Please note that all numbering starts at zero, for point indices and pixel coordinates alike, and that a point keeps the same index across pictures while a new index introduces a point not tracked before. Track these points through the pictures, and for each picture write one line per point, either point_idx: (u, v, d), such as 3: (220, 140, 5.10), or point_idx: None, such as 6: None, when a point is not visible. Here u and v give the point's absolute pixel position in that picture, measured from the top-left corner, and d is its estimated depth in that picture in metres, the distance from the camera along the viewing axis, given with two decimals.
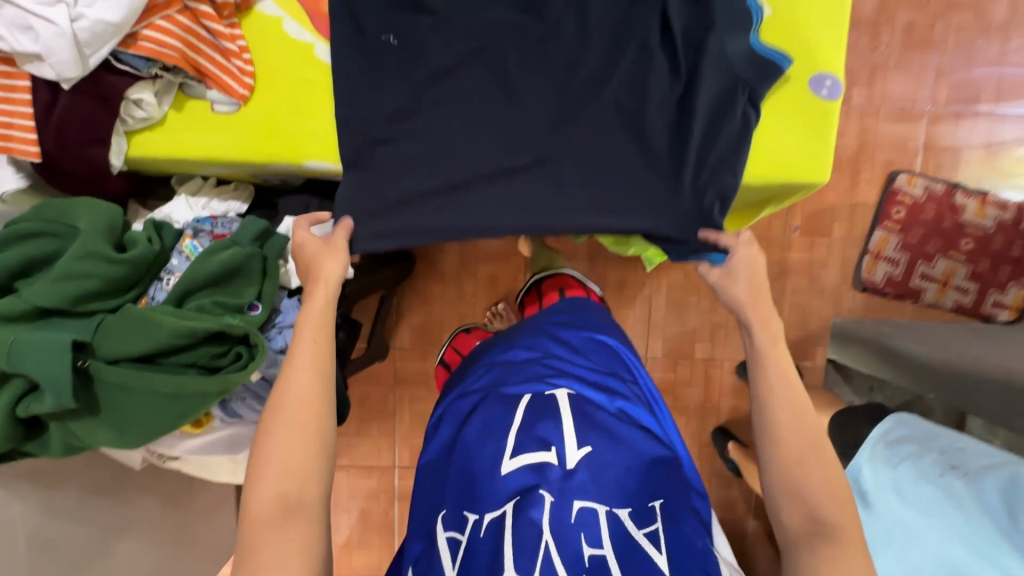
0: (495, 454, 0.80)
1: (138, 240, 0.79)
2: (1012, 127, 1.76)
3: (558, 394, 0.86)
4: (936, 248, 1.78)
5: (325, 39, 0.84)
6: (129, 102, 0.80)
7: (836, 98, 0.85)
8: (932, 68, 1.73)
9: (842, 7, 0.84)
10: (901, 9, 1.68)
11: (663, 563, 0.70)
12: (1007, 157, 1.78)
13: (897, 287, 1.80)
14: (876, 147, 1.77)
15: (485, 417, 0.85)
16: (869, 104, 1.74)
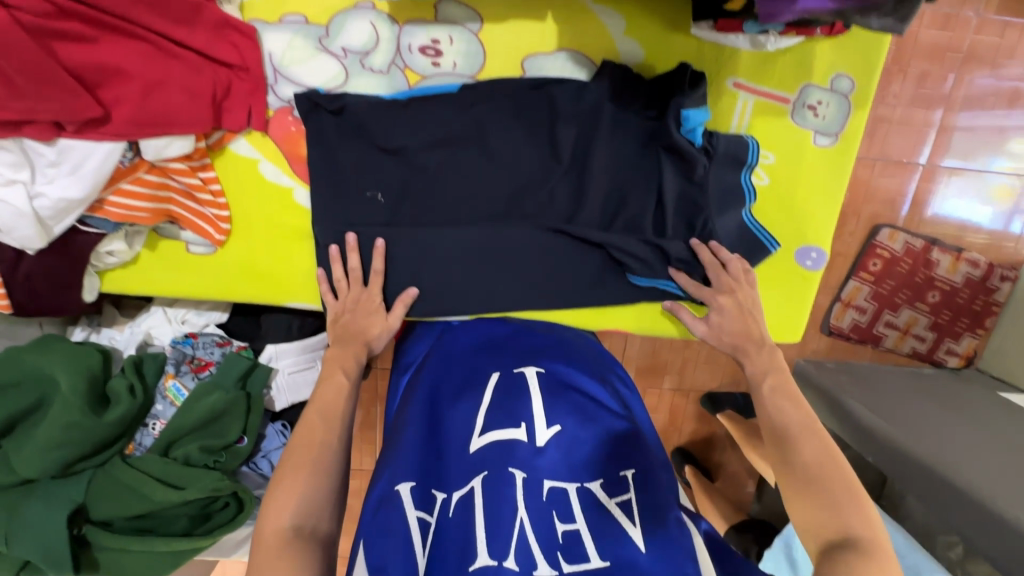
0: (462, 426, 0.68)
1: (121, 395, 0.80)
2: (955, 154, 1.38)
3: (525, 371, 0.72)
4: (906, 300, 1.45)
5: (304, 183, 0.80)
6: (99, 252, 0.78)
7: (818, 270, 0.87)
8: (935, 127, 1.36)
9: (839, 183, 0.83)
10: (916, 58, 1.32)
11: (637, 535, 0.59)
12: (961, 143, 1.37)
13: (862, 335, 1.49)
14: (866, 200, 1.44)
15: (453, 401, 0.71)
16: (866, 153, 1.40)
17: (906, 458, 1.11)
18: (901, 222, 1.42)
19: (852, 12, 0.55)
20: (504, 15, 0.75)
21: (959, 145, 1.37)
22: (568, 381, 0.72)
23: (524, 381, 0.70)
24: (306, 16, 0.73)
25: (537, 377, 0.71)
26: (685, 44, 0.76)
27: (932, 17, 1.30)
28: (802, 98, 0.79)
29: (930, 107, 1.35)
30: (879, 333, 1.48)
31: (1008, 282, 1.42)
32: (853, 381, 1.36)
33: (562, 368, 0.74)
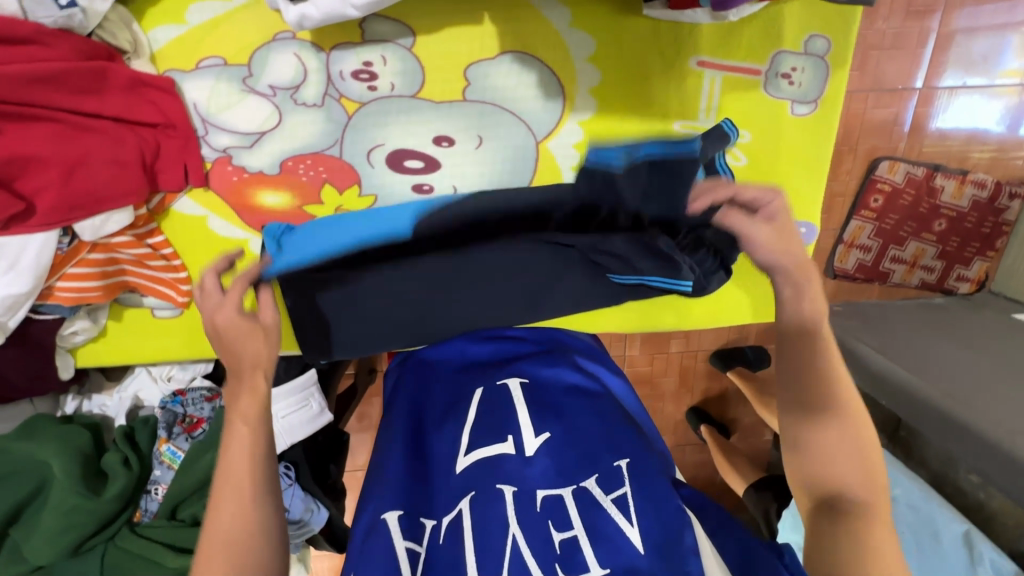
0: (448, 449, 0.65)
1: (116, 470, 0.80)
2: (956, 69, 1.25)
3: (509, 383, 0.70)
4: (911, 233, 1.36)
5: (256, 231, 0.76)
6: (63, 334, 0.76)
7: (809, 243, 0.82)
8: (931, 45, 1.23)
9: (824, 152, 0.77)
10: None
11: (635, 535, 0.55)
12: (961, 59, 1.24)
13: (868, 274, 1.41)
14: (860, 134, 1.31)
15: (441, 421, 0.69)
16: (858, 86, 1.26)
17: (921, 408, 1.08)
18: (901, 152, 1.31)
19: None
20: (436, 25, 0.68)
21: (956, 60, 1.24)
22: (554, 385, 0.70)
23: (510, 395, 0.68)
24: (225, 58, 0.67)
25: (522, 388, 0.69)
26: (637, 27, 0.70)
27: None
28: (773, 67, 0.72)
29: (924, 22, 1.21)
30: (887, 269, 1.40)
31: (1019, 199, 1.33)
32: (861, 327, 1.31)
33: (546, 373, 0.72)
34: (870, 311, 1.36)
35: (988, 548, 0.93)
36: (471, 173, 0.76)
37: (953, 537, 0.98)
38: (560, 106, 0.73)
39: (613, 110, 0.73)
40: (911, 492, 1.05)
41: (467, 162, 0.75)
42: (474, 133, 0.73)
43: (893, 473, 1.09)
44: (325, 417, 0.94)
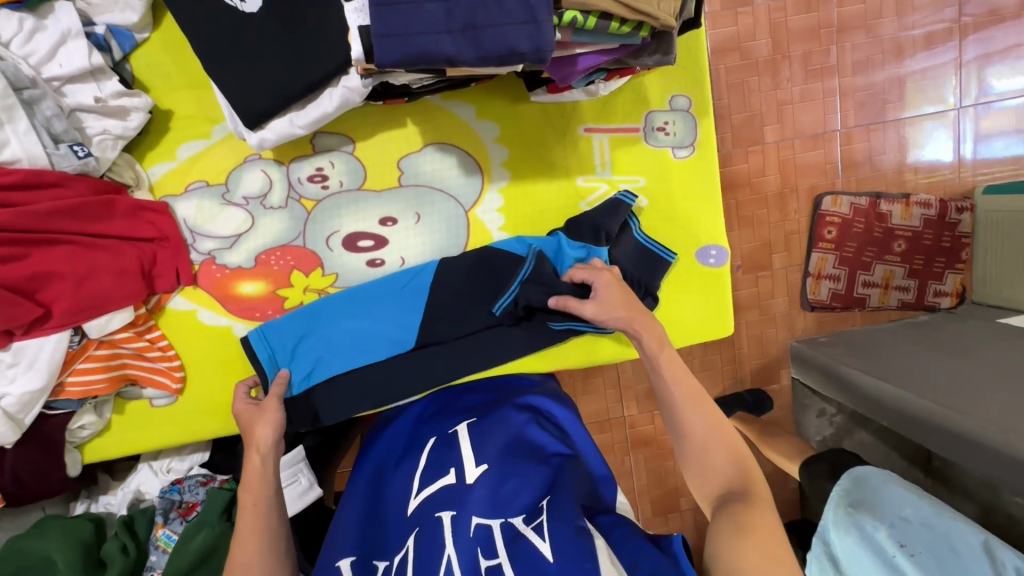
0: (401, 493, 0.72)
1: (114, 555, 0.86)
2: (868, 110, 1.37)
3: (458, 428, 0.77)
4: (875, 257, 1.41)
5: (239, 318, 0.89)
6: (72, 429, 0.86)
7: (724, 264, 0.92)
8: (837, 94, 1.36)
9: (712, 185, 0.90)
10: (794, 41, 1.33)
11: (546, 548, 0.58)
12: (870, 101, 1.37)
13: (845, 302, 1.43)
14: (798, 176, 1.39)
15: (400, 470, 0.76)
16: (782, 136, 1.37)
17: (912, 418, 1.06)
18: (840, 187, 1.40)
19: (626, 58, 0.66)
20: (370, 132, 0.86)
21: (863, 105, 1.37)
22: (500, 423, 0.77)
23: (456, 436, 0.75)
24: (207, 181, 0.85)
25: (468, 429, 0.76)
26: (530, 110, 0.87)
27: (794, 4, 1.32)
28: (649, 123, 0.88)
29: (826, 80, 1.35)
30: (861, 294, 1.43)
31: (969, 213, 1.39)
32: (852, 353, 1.28)
33: (493, 415, 0.78)
34: (851, 335, 1.36)
35: (1010, 556, 0.78)
36: (415, 244, 0.89)
37: (976, 553, 0.80)
38: (480, 180, 0.88)
39: (525, 177, 0.88)
40: (924, 510, 0.88)
41: (410, 235, 0.89)
42: (412, 211, 0.88)
43: (897, 492, 0.92)
44: (314, 492, 0.96)
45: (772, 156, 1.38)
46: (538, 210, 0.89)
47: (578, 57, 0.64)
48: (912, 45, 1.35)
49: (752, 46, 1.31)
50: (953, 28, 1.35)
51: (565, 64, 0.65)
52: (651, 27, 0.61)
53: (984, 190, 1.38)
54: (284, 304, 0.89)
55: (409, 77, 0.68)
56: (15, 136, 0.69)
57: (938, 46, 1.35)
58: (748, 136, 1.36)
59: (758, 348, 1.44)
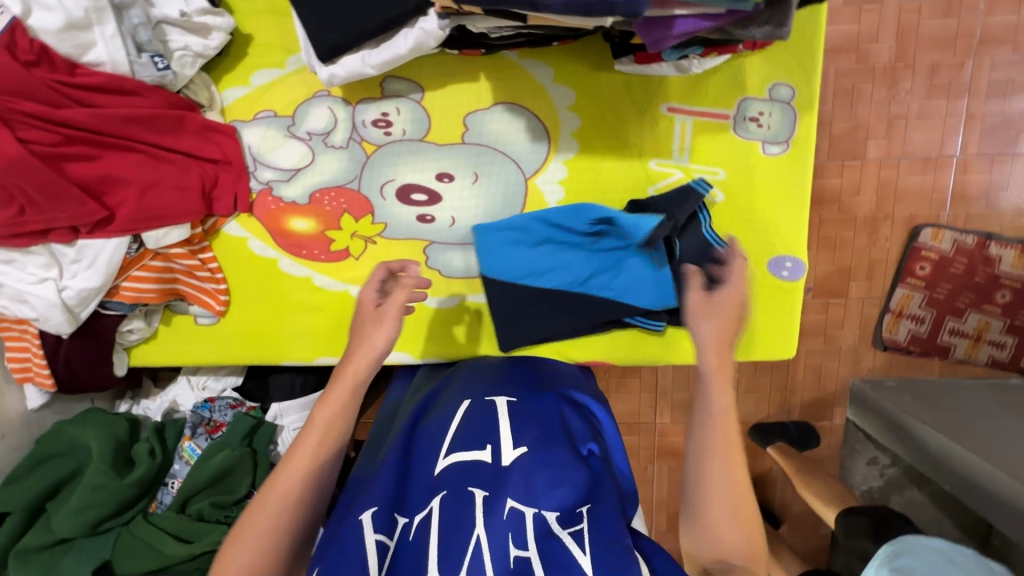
0: (427, 451, 0.62)
1: (141, 457, 0.90)
2: (997, 140, 1.20)
3: (497, 400, 0.69)
4: (971, 304, 1.23)
5: (286, 253, 0.89)
6: (122, 331, 0.90)
7: (799, 278, 0.83)
8: (962, 115, 1.19)
9: (802, 190, 0.81)
10: (922, 47, 1.17)
11: (586, 563, 0.51)
12: (1000, 129, 1.19)
13: (924, 348, 1.27)
14: (896, 202, 1.24)
15: (426, 429, 0.66)
16: (887, 154, 1.22)
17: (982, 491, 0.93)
18: (945, 220, 1.23)
19: (732, 28, 0.58)
20: (441, 82, 0.83)
21: (992, 132, 1.19)
22: (539, 406, 0.68)
23: (495, 407, 0.67)
24: (275, 111, 0.85)
25: (508, 406, 0.67)
26: (612, 79, 0.80)
27: (932, 4, 1.15)
28: (741, 111, 0.80)
29: (951, 98, 1.18)
30: (946, 342, 1.26)
31: None
32: (921, 403, 1.16)
33: (532, 398, 0.69)
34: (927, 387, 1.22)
35: None
36: (469, 205, 0.86)
37: None
38: (546, 148, 0.83)
39: (594, 151, 0.82)
40: None
41: (466, 195, 0.85)
42: (471, 170, 0.85)
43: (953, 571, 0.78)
44: None
45: (872, 176, 1.23)
46: (601, 190, 0.83)
47: (676, 21, 0.57)
48: None
49: (871, 48, 1.17)
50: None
51: (659, 26, 0.57)
52: None
53: None
54: (330, 245, 0.89)
55: (488, 23, 0.64)
56: (101, 38, 0.70)
57: None
58: (846, 148, 1.21)
59: (813, 380, 1.31)
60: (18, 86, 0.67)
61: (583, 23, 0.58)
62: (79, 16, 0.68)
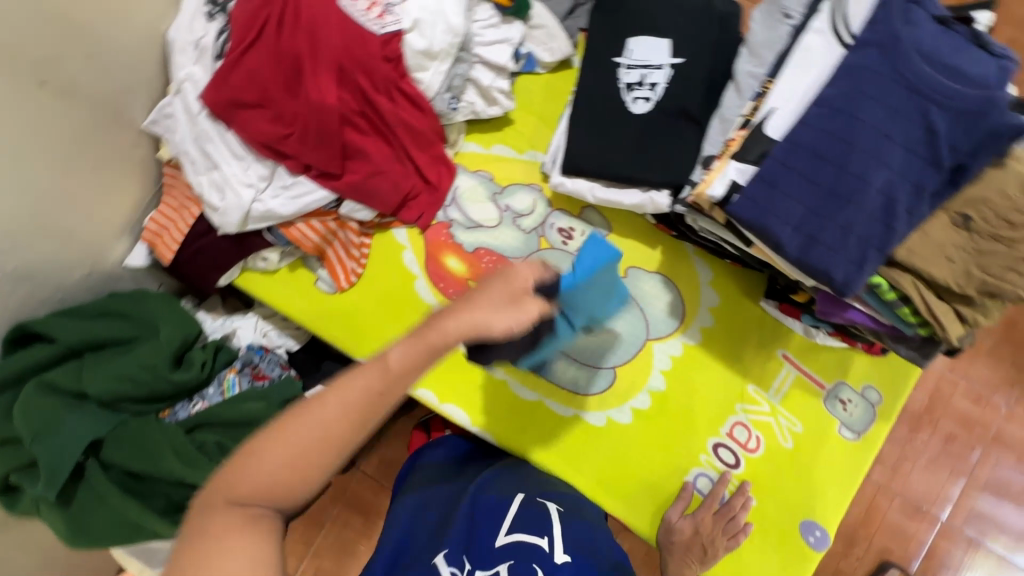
0: (490, 523, 0.75)
1: (194, 362, 0.91)
2: (978, 528, 1.31)
3: (548, 504, 0.81)
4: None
5: (426, 276, 0.99)
6: (257, 255, 0.96)
7: (821, 550, 0.89)
8: (957, 490, 1.32)
9: (854, 478, 0.91)
10: (946, 416, 1.35)
11: None
12: (986, 521, 1.31)
13: None
14: (879, 530, 1.33)
15: (485, 504, 0.78)
16: (887, 483, 1.34)
17: None
18: (912, 570, 1.31)
19: (887, 336, 0.74)
20: (625, 235, 0.99)
21: (974, 519, 1.31)
22: (578, 524, 0.80)
23: (548, 511, 0.80)
24: (492, 176, 1.01)
25: (558, 514, 0.80)
26: (751, 309, 0.96)
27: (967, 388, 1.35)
28: (835, 390, 0.94)
29: (955, 470, 1.33)
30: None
31: None
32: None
33: (575, 519, 0.81)
34: None
35: None
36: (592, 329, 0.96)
37: None
38: (674, 326, 0.96)
39: (710, 350, 0.95)
40: None
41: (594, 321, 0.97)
42: None
43: None
44: None
45: (869, 495, 1.34)
46: (701, 386, 0.94)
47: (850, 307, 0.73)
48: None
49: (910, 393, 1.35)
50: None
51: (834, 303, 0.73)
52: (926, 330, 0.69)
53: None
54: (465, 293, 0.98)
55: (707, 225, 0.80)
56: (433, 69, 0.89)
57: None
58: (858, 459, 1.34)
59: None
60: (365, 64, 0.84)
61: (790, 272, 0.73)
62: (435, 50, 0.87)
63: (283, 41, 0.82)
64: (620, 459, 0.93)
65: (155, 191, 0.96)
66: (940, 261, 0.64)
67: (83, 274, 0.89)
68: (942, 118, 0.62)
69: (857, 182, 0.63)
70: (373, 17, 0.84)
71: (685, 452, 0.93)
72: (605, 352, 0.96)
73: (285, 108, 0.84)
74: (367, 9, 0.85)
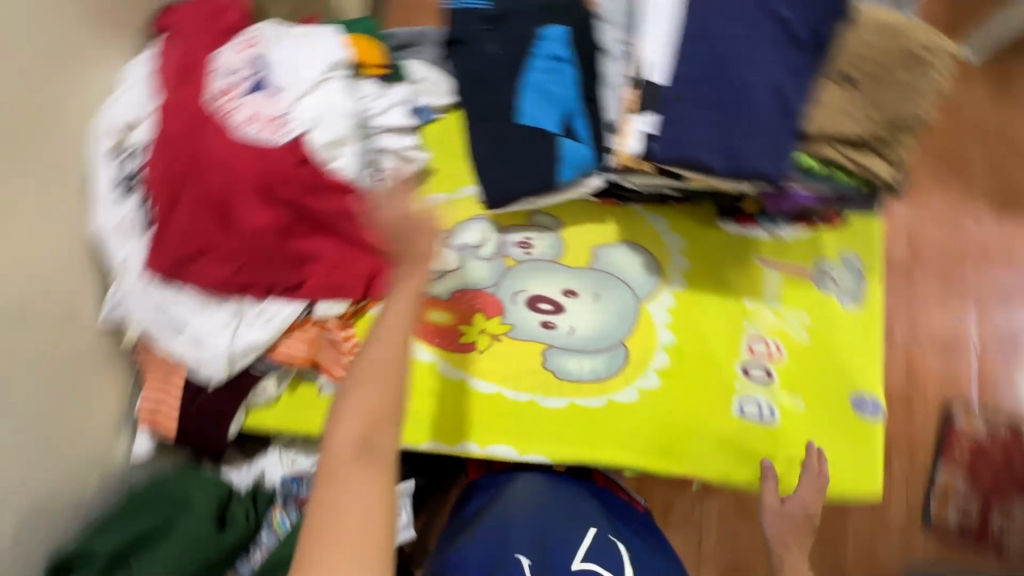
0: (564, 551, 0.92)
1: (237, 518, 0.91)
2: (1004, 343, 1.44)
3: (614, 543, 0.94)
4: (1012, 493, 1.36)
5: (419, 338, 1.00)
6: (255, 388, 0.96)
7: (878, 418, 0.93)
8: (973, 316, 1.45)
9: (873, 342, 0.96)
10: (930, 258, 1.48)
11: None
12: (1009, 332, 1.44)
13: (977, 536, 1.36)
14: (927, 383, 1.43)
15: (558, 535, 0.94)
16: (913, 339, 1.44)
17: None
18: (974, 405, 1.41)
19: (834, 204, 0.79)
20: (577, 221, 1.04)
21: (1000, 336, 1.45)
22: (636, 544, 0.98)
23: (613, 546, 0.94)
24: (438, 223, 1.04)
25: (619, 549, 0.93)
26: (714, 234, 1.01)
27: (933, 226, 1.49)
28: (821, 270, 0.98)
29: (962, 301, 1.46)
30: (997, 536, 1.35)
31: None
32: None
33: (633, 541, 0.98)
34: None
35: None
36: (586, 318, 0.99)
37: None
38: (657, 280, 1.00)
39: (698, 287, 0.99)
40: None
41: (586, 309, 1.00)
42: (593, 290, 1.01)
43: None
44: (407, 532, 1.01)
45: (902, 356, 1.44)
46: (705, 322, 0.98)
47: (794, 194, 0.78)
48: None
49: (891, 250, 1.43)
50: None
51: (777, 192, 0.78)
52: (863, 184, 0.75)
53: None
54: (460, 337, 1.00)
55: None
56: (345, 154, 0.91)
57: None
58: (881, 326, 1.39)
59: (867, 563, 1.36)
60: (279, 176, 0.86)
61: (725, 185, 0.78)
62: (338, 137, 0.90)
63: (200, 190, 0.85)
64: (670, 423, 0.95)
65: (134, 375, 0.96)
66: (846, 119, 0.71)
67: (96, 483, 0.89)
68: (785, 6, 0.69)
69: (744, 89, 0.69)
70: (270, 131, 0.87)
71: (721, 386, 0.95)
72: (608, 331, 0.99)
73: (225, 247, 0.87)
74: (262, 128, 0.87)
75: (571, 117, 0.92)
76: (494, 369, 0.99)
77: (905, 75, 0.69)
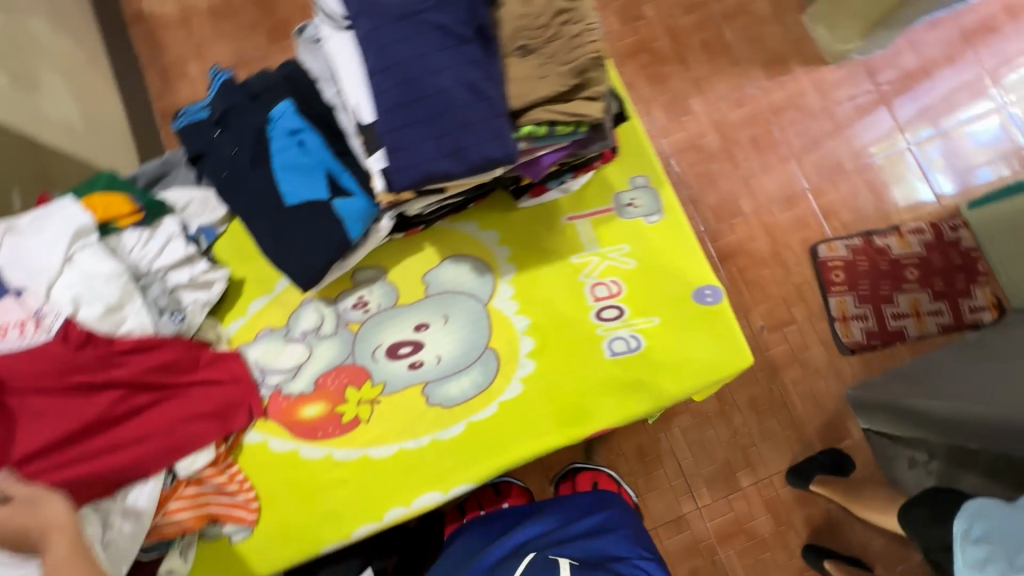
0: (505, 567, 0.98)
1: None
2: (828, 171, 1.64)
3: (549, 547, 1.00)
4: (891, 288, 1.58)
5: (303, 440, 0.99)
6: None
7: (720, 299, 1.02)
8: (793, 162, 1.64)
9: (685, 237, 1.05)
10: (739, 130, 1.65)
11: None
12: (827, 160, 1.64)
13: (883, 338, 1.57)
14: (788, 234, 1.61)
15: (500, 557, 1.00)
16: (758, 206, 1.62)
17: None
18: (830, 234, 1.61)
19: (579, 151, 0.86)
20: (397, 261, 1.05)
21: (821, 167, 1.64)
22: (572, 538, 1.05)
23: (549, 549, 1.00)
24: (272, 325, 1.03)
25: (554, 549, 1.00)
26: (519, 214, 1.06)
27: (727, 104, 1.66)
28: (619, 201, 1.07)
29: (779, 154, 1.64)
30: (896, 328, 1.57)
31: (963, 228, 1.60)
32: (910, 384, 1.40)
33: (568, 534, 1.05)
34: (909, 371, 1.46)
35: None
36: (446, 343, 1.02)
37: None
38: (491, 277, 1.04)
39: (528, 266, 1.04)
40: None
41: (441, 334, 1.02)
42: (441, 314, 1.03)
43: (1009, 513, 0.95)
44: None
45: (756, 223, 1.61)
46: (547, 292, 1.03)
47: (541, 157, 0.85)
48: (844, 113, 1.66)
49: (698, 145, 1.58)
50: (878, 97, 1.66)
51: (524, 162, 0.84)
52: (586, 124, 0.80)
53: (969, 206, 1.60)
54: (341, 419, 0.99)
55: (418, 204, 0.88)
56: (130, 312, 0.87)
57: (870, 114, 1.66)
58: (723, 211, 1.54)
59: (812, 403, 1.55)
60: (68, 370, 0.81)
61: (479, 180, 0.82)
62: (115, 300, 0.85)
63: None
64: (558, 395, 0.99)
65: None
66: (538, 82, 0.77)
67: None
68: (437, 13, 0.74)
69: (439, 98, 0.74)
70: (33, 332, 0.80)
71: (586, 339, 1.01)
72: (469, 345, 1.02)
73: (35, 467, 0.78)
74: (23, 332, 0.80)
75: (335, 175, 0.94)
76: (385, 432, 0.99)
77: (563, 27, 0.77)
